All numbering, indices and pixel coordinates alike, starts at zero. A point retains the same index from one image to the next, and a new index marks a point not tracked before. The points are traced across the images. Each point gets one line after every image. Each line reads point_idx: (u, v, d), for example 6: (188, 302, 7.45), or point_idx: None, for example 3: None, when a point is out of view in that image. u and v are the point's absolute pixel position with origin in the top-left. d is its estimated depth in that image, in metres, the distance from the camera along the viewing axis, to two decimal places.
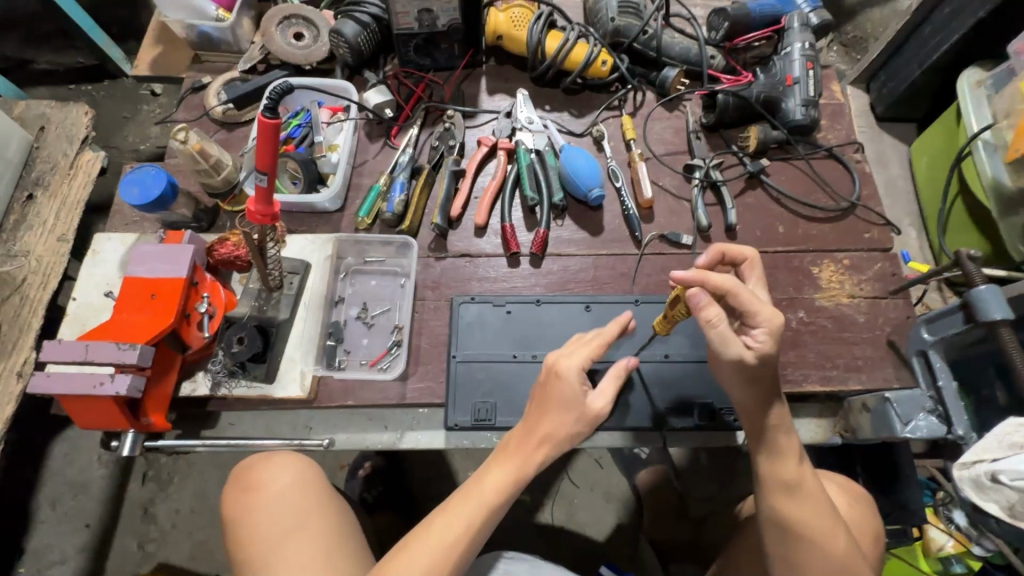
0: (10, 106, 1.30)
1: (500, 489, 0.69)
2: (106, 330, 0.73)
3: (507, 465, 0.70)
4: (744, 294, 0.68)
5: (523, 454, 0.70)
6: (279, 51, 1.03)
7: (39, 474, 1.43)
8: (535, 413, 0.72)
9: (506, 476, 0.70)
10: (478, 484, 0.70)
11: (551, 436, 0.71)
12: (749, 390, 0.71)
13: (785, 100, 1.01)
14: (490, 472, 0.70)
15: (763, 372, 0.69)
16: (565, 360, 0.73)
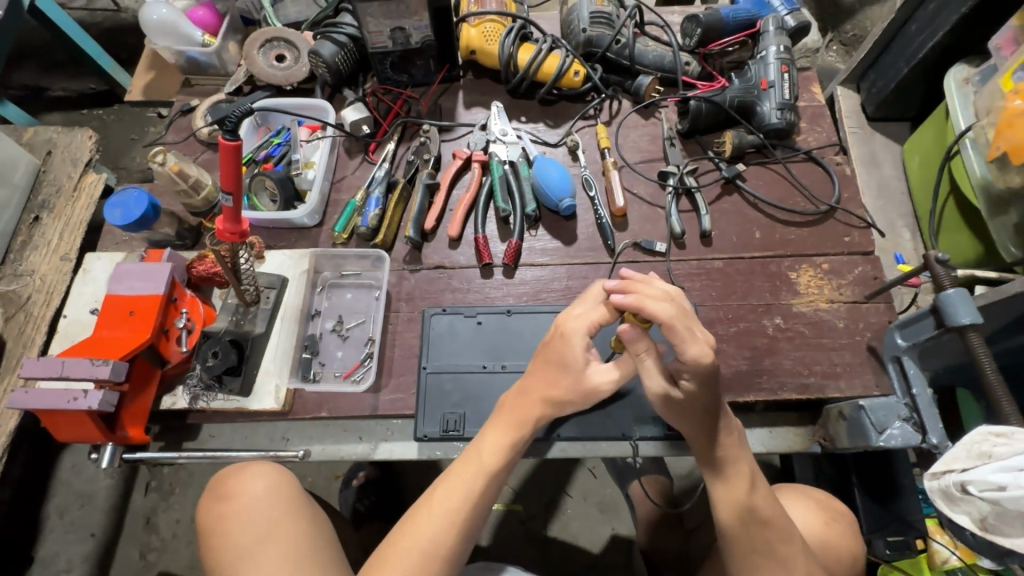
0: (20, 132, 1.37)
1: (498, 454, 0.73)
2: (85, 346, 0.76)
3: (502, 433, 0.74)
4: (679, 329, 0.66)
5: (520, 419, 0.75)
6: (261, 73, 1.06)
7: (49, 483, 1.48)
8: (539, 375, 0.75)
9: (502, 442, 0.73)
10: (472, 458, 0.73)
11: (550, 401, 0.75)
12: (688, 424, 0.73)
13: (760, 104, 1.00)
14: (487, 439, 0.74)
15: (697, 404, 0.70)
16: (572, 321, 0.74)
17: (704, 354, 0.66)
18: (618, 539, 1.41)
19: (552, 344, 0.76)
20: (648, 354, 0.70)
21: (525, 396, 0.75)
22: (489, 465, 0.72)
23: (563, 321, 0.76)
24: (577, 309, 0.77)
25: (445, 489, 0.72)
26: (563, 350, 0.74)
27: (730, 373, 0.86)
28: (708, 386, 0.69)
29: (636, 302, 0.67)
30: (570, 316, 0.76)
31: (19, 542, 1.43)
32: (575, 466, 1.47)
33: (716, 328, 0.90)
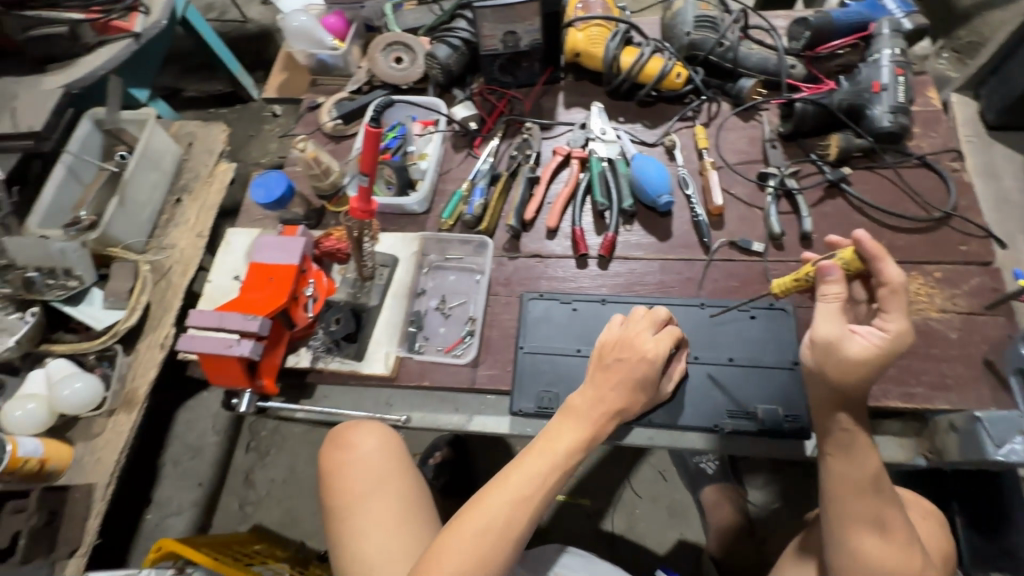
0: (168, 124, 1.54)
1: (570, 451, 0.73)
2: (236, 304, 0.88)
3: (573, 426, 0.74)
4: (898, 299, 0.64)
5: (595, 425, 0.75)
6: (382, 74, 1.17)
7: (166, 435, 1.66)
8: (612, 391, 0.75)
9: (579, 437, 0.74)
10: (544, 449, 0.73)
11: (620, 410, 0.76)
12: (828, 392, 0.70)
13: (870, 108, 0.98)
14: (564, 432, 0.74)
15: (857, 373, 0.66)
16: (652, 346, 0.77)
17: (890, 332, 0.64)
18: (686, 545, 1.39)
19: (628, 363, 0.76)
20: (837, 300, 0.67)
21: (598, 403, 0.75)
22: (562, 462, 0.73)
23: (639, 343, 0.77)
24: (648, 332, 0.79)
25: (519, 472, 0.72)
26: (644, 370, 0.76)
27: None
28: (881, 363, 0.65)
29: (880, 250, 0.64)
30: (646, 341, 0.78)
31: (140, 484, 1.61)
32: (645, 467, 1.47)
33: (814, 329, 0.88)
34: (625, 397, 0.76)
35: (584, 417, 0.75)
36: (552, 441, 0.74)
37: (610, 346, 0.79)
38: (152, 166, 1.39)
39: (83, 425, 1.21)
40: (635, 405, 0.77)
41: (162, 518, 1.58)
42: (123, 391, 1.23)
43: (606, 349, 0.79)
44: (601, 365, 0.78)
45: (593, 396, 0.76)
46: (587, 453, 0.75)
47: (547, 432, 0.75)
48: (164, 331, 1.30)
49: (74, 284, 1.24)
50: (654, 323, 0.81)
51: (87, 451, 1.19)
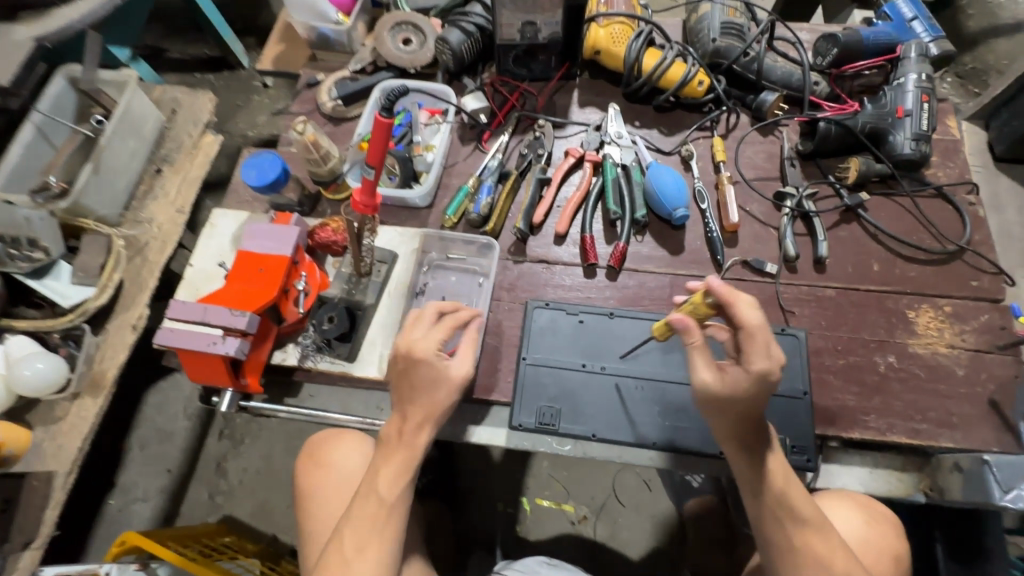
0: (150, 89, 1.41)
1: (393, 486, 0.70)
2: (222, 296, 0.82)
3: (395, 463, 0.71)
4: (758, 339, 0.63)
5: (410, 444, 0.71)
6: (388, 55, 1.10)
7: (133, 417, 1.58)
8: (411, 400, 0.71)
9: (396, 473, 0.71)
10: (390, 469, 0.71)
11: (428, 418, 0.71)
12: (726, 422, 0.68)
13: (893, 133, 0.96)
14: (383, 468, 0.71)
15: (738, 409, 0.66)
16: (420, 345, 0.71)
17: (772, 371, 0.63)
18: (667, 556, 1.39)
19: (435, 380, 0.71)
20: (698, 345, 0.66)
21: (403, 421, 0.71)
22: (388, 502, 0.70)
23: (414, 347, 0.71)
24: (417, 329, 0.73)
25: (362, 505, 0.71)
26: (432, 376, 0.70)
27: (835, 407, 0.83)
28: (756, 398, 0.64)
29: (729, 296, 0.62)
30: (415, 341, 0.72)
31: (102, 467, 1.53)
32: (631, 476, 1.45)
33: (824, 357, 0.87)
34: (429, 405, 0.71)
35: (398, 448, 0.71)
36: (376, 475, 0.71)
37: (401, 350, 0.72)
38: (132, 133, 1.26)
39: (43, 409, 1.13)
40: (445, 408, 0.71)
41: (125, 504, 1.50)
42: (89, 374, 1.15)
43: (398, 356, 0.73)
44: (397, 373, 0.72)
45: (397, 414, 0.71)
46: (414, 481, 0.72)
47: (371, 471, 0.72)
48: (137, 312, 1.21)
49: (39, 256, 1.15)
50: (424, 319, 0.75)
51: (46, 436, 1.11)
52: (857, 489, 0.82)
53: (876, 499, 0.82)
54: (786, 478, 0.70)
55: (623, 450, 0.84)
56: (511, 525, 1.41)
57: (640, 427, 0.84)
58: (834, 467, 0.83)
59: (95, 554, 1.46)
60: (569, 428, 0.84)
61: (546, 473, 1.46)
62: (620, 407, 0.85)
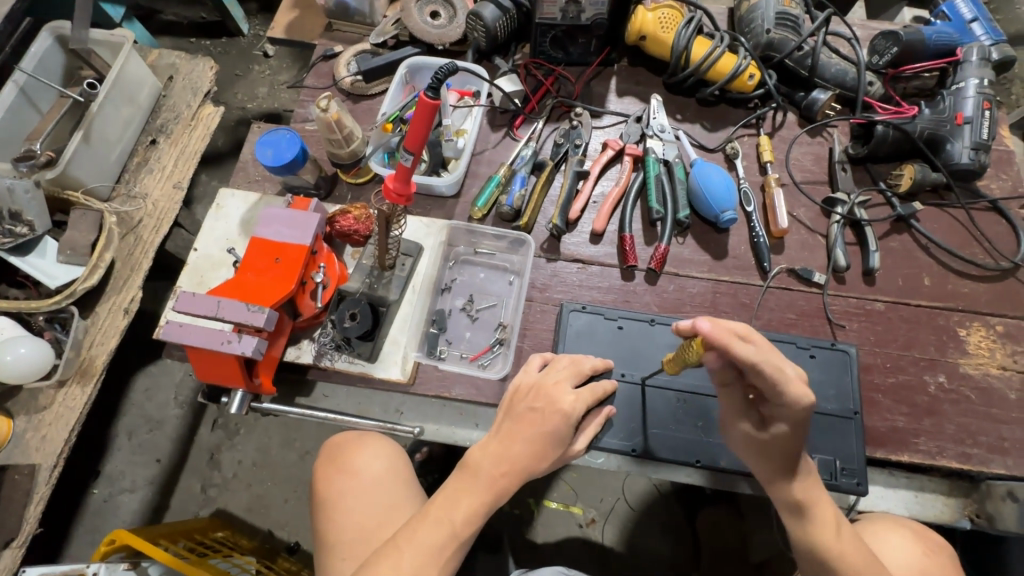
0: (145, 53, 1.28)
1: (469, 521, 0.64)
2: (233, 287, 0.74)
3: (476, 495, 0.65)
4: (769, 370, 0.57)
5: (499, 486, 0.66)
6: (415, 28, 1.01)
7: (120, 404, 1.49)
8: (521, 444, 0.66)
9: (475, 505, 0.65)
10: (467, 471, 0.67)
11: (524, 471, 0.66)
12: (769, 467, 0.67)
13: (951, 141, 0.91)
14: (462, 498, 0.65)
15: (779, 449, 0.65)
16: (570, 401, 0.69)
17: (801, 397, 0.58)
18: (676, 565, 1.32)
19: (541, 414, 0.68)
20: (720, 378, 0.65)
21: (501, 460, 0.66)
22: (461, 532, 0.64)
23: (555, 394, 0.69)
24: (568, 384, 0.71)
25: (430, 529, 0.64)
26: (558, 425, 0.67)
27: (884, 428, 0.80)
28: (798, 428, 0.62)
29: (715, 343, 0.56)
30: (565, 393, 0.69)
31: (87, 455, 1.44)
32: (642, 481, 1.39)
33: (873, 375, 0.83)
34: (531, 456, 0.66)
35: (484, 481, 0.65)
36: (450, 506, 0.65)
37: (523, 392, 0.71)
38: (126, 100, 1.15)
39: (25, 396, 1.04)
40: (543, 466, 0.67)
41: (111, 494, 1.42)
42: (77, 360, 1.06)
43: (521, 395, 0.71)
44: (514, 416, 0.69)
45: (496, 452, 0.67)
46: (485, 522, 0.66)
47: (444, 497, 0.66)
48: (130, 295, 1.11)
49: (23, 231, 1.05)
50: (579, 376, 0.73)
51: (29, 426, 1.03)
52: (901, 512, 0.78)
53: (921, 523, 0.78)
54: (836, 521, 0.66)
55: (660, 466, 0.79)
56: (518, 527, 1.35)
57: (679, 444, 0.79)
58: (878, 489, 0.79)
59: (78, 546, 1.38)
60: (608, 443, 0.79)
61: (555, 475, 1.39)
62: (659, 422, 0.80)
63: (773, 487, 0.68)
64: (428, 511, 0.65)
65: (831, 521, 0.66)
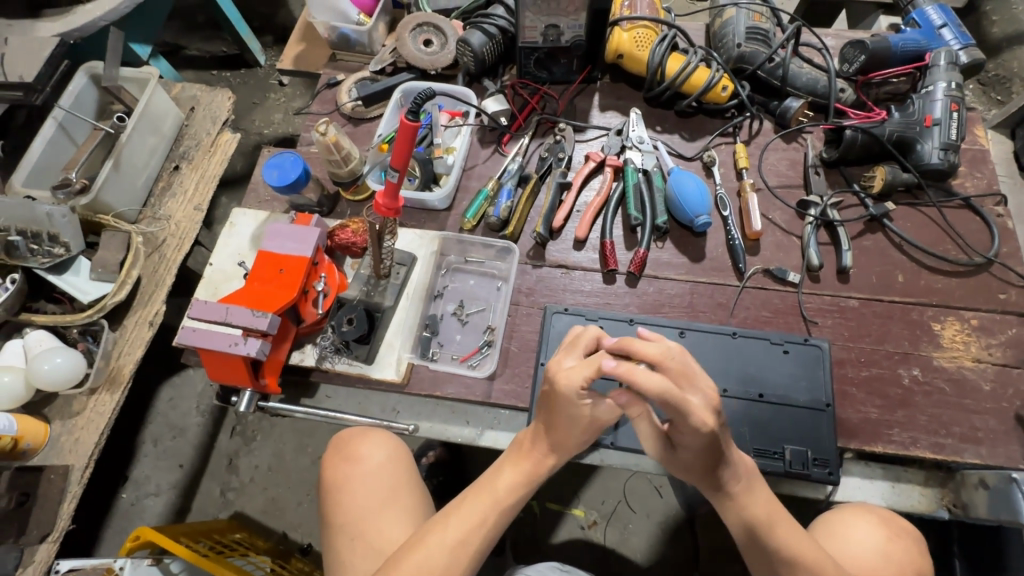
0: (169, 86, 1.39)
1: (511, 491, 0.71)
2: (242, 296, 0.82)
3: (519, 467, 0.72)
4: (669, 399, 0.60)
5: (538, 457, 0.72)
6: (409, 55, 1.09)
7: (147, 412, 1.58)
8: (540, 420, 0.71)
9: (518, 477, 0.71)
10: (517, 453, 0.72)
11: (561, 443, 0.70)
12: (695, 477, 0.71)
13: (921, 142, 0.94)
14: (504, 470, 0.72)
15: (695, 462, 0.68)
16: (565, 377, 0.64)
17: (701, 425, 0.61)
18: (677, 565, 1.34)
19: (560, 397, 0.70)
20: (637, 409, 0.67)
21: (540, 439, 0.71)
22: (504, 500, 0.70)
23: (556, 373, 0.66)
24: (568, 360, 0.67)
25: (467, 512, 0.69)
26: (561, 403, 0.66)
27: (858, 420, 0.83)
28: (705, 449, 0.64)
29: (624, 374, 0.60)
30: (563, 369, 0.66)
31: (116, 461, 1.54)
32: (642, 483, 1.41)
33: (847, 369, 0.86)
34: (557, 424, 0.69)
35: (526, 455, 0.72)
36: (493, 481, 0.71)
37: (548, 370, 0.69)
38: (151, 130, 1.26)
39: (61, 402, 1.14)
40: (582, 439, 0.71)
41: (138, 498, 1.51)
42: (107, 369, 1.15)
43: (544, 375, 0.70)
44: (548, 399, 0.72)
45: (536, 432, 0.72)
46: (528, 494, 0.72)
47: (489, 471, 0.73)
48: (154, 308, 1.21)
49: (59, 251, 1.15)
50: (581, 348, 0.68)
51: (63, 430, 1.12)
52: (877, 502, 0.80)
53: (898, 514, 0.79)
54: (768, 516, 0.68)
55: (640, 458, 0.84)
56: (520, 529, 1.38)
57: None
58: (854, 480, 0.82)
59: (108, 547, 1.47)
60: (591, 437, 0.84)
61: (555, 477, 1.42)
62: None
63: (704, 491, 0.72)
64: (472, 488, 0.72)
65: (762, 518, 0.68)
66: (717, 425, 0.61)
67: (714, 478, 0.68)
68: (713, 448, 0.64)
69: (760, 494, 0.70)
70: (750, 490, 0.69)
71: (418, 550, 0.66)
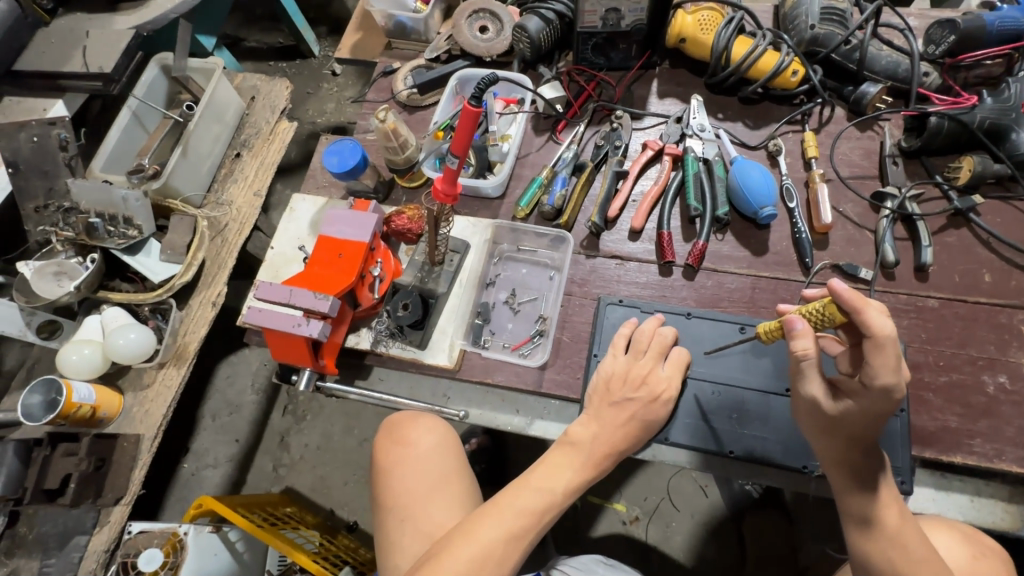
0: (232, 76, 1.45)
1: (567, 491, 0.72)
2: (303, 278, 0.84)
3: (574, 467, 0.73)
4: (888, 352, 0.57)
5: (595, 461, 0.74)
6: (465, 43, 1.09)
7: (206, 388, 1.67)
8: (620, 429, 0.75)
9: (571, 477, 0.73)
10: (563, 445, 0.75)
11: (623, 450, 0.76)
12: (833, 446, 0.68)
13: (1016, 130, 0.87)
14: (562, 470, 0.73)
15: (849, 428, 0.65)
16: (671, 386, 0.78)
17: (897, 389, 0.59)
18: (722, 568, 1.30)
19: (639, 402, 0.77)
20: (806, 354, 0.63)
21: (600, 441, 0.75)
22: (557, 499, 0.71)
23: (653, 382, 0.78)
24: (660, 367, 0.80)
25: (516, 508, 0.69)
26: (656, 411, 0.78)
27: (934, 427, 0.77)
28: (874, 415, 0.62)
29: (858, 303, 0.56)
30: (661, 379, 0.78)
31: (179, 433, 1.63)
32: (687, 481, 1.38)
33: (923, 373, 0.80)
34: (629, 437, 0.76)
35: (581, 456, 0.74)
36: (550, 475, 0.72)
37: (621, 380, 0.78)
38: (215, 119, 1.31)
39: (133, 375, 1.21)
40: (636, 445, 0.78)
41: (198, 468, 1.60)
42: (174, 345, 1.21)
43: (616, 384, 0.78)
44: (609, 402, 0.77)
45: (596, 433, 0.75)
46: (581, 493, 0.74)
47: (543, 469, 0.73)
48: (217, 290, 1.26)
49: (133, 234, 1.21)
50: (663, 356, 0.80)
51: (136, 401, 1.19)
52: (955, 516, 0.75)
53: (977, 530, 0.75)
54: (899, 513, 0.67)
55: (694, 455, 0.82)
56: (562, 520, 1.37)
57: (716, 434, 0.81)
58: (927, 492, 0.77)
59: (171, 512, 1.56)
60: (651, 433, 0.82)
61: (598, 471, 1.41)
62: (695, 413, 0.82)
63: (831, 470, 0.70)
64: (522, 482, 0.72)
65: (894, 525, 0.66)
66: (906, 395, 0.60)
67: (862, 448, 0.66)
68: (884, 416, 0.62)
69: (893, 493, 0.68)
70: (887, 483, 0.68)
71: (467, 540, 0.66)
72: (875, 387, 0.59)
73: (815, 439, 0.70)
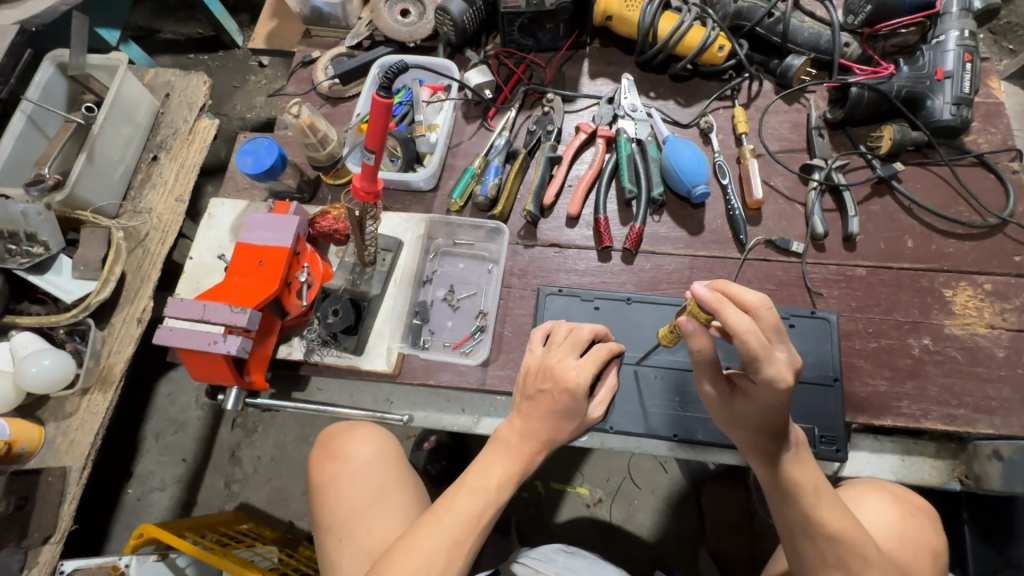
0: (141, 72, 1.32)
1: (502, 487, 0.69)
2: (220, 292, 0.79)
3: (508, 462, 0.70)
4: (754, 347, 0.54)
5: (515, 457, 0.71)
6: (386, 28, 1.03)
7: (146, 408, 1.57)
8: (538, 422, 0.72)
9: (506, 474, 0.70)
10: (497, 445, 0.72)
11: (547, 440, 0.72)
12: (746, 437, 0.66)
13: (931, 97, 0.89)
14: (494, 465, 0.70)
15: (753, 420, 0.63)
16: (576, 375, 0.70)
17: (780, 378, 0.55)
18: (685, 541, 1.33)
19: (550, 395, 0.71)
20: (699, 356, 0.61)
21: (527, 436, 0.71)
22: (496, 496, 0.69)
23: (561, 372, 0.71)
24: (572, 357, 0.73)
25: (452, 515, 0.66)
26: (567, 403, 0.71)
27: (867, 393, 0.80)
28: (771, 408, 0.59)
29: (712, 301, 0.55)
30: (569, 368, 0.71)
31: (121, 458, 1.54)
32: (647, 459, 1.40)
33: (854, 340, 0.83)
34: (551, 429, 0.72)
35: (514, 451, 0.71)
36: (483, 474, 0.70)
37: (535, 374, 0.74)
38: (124, 119, 1.20)
39: (53, 404, 1.11)
40: (563, 436, 0.72)
41: (145, 492, 1.51)
42: (97, 368, 1.12)
43: (531, 378, 0.74)
44: (527, 397, 0.73)
45: (522, 429, 0.72)
46: (519, 486, 0.71)
47: (475, 468, 0.71)
48: (142, 304, 1.17)
49: (39, 251, 1.11)
50: (579, 347, 0.74)
51: (59, 432, 1.10)
52: (887, 477, 0.78)
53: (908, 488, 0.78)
54: (815, 487, 0.63)
55: (640, 440, 0.81)
56: (525, 509, 1.37)
57: (660, 418, 0.81)
58: (863, 455, 0.79)
59: (117, 541, 1.48)
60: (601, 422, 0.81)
61: (560, 458, 1.41)
62: (642, 396, 0.82)
63: (751, 457, 0.68)
64: (461, 483, 0.70)
65: (808, 489, 0.63)
66: (795, 383, 0.56)
67: (767, 441, 0.64)
68: (782, 408, 0.59)
69: (809, 464, 0.65)
70: (802, 458, 0.65)
71: (409, 552, 0.64)
72: (759, 380, 0.56)
73: (730, 430, 0.68)
